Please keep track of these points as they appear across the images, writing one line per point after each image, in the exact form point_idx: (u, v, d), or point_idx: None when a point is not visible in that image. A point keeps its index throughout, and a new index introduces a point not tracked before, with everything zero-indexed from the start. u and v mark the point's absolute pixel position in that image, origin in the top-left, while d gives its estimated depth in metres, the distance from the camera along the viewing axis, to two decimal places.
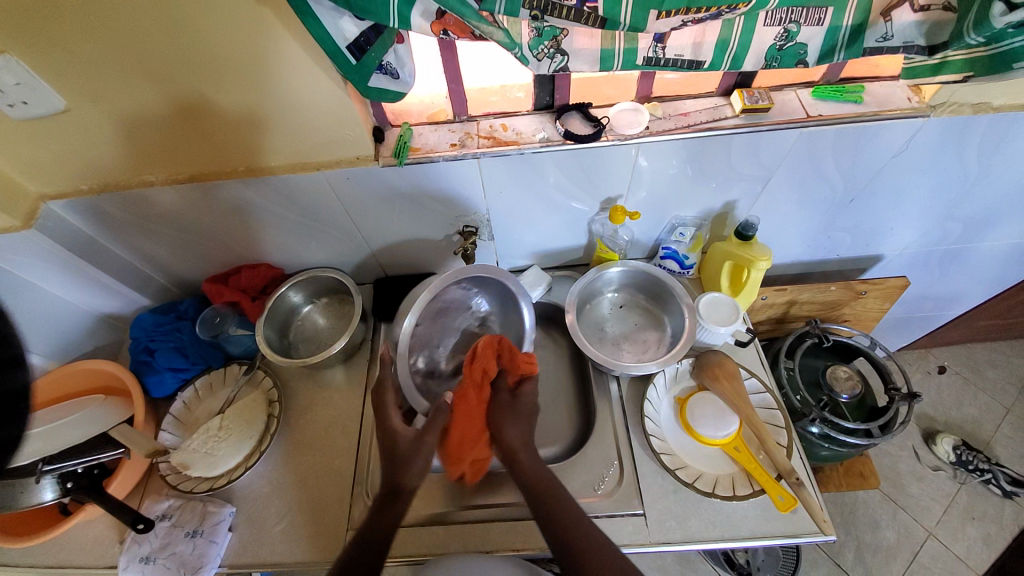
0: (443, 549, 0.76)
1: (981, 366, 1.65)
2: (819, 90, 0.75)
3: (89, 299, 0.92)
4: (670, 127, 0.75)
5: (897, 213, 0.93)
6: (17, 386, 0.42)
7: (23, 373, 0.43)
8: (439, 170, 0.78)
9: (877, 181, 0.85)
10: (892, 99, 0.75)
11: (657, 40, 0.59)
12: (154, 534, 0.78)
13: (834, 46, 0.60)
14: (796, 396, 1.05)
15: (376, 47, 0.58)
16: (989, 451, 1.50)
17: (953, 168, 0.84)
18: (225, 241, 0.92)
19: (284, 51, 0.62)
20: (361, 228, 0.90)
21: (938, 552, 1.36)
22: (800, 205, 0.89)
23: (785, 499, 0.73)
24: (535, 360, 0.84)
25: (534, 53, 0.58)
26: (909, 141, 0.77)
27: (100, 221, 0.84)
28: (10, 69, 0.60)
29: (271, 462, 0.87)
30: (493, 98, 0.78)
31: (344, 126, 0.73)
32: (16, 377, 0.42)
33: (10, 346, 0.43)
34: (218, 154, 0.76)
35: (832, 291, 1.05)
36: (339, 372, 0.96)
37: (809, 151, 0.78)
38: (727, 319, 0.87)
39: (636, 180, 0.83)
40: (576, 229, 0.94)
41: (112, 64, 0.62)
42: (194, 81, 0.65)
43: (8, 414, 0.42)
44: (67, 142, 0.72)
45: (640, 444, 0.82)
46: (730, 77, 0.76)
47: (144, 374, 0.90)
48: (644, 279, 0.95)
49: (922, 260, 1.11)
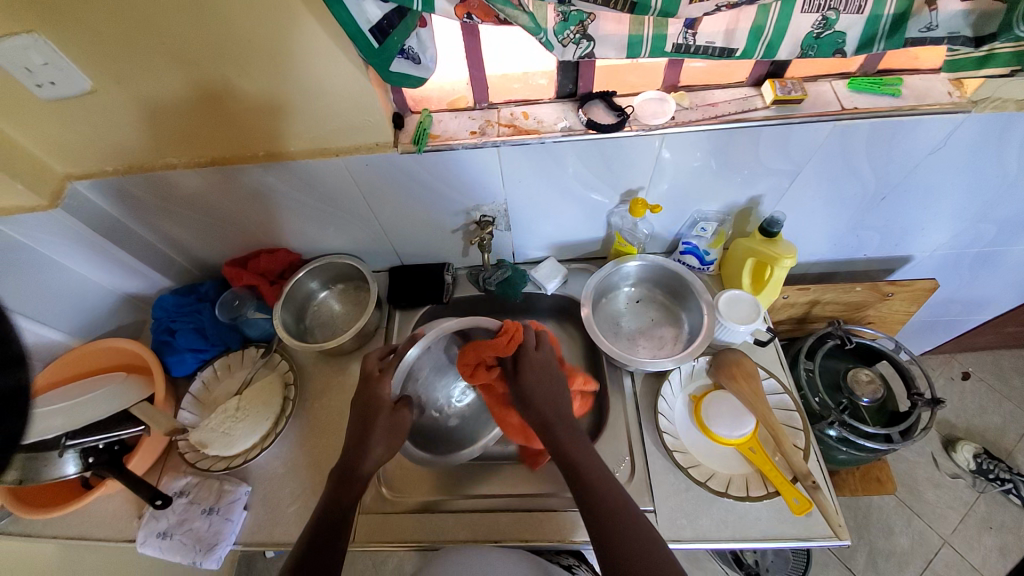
0: (451, 536, 0.77)
1: (1007, 374, 1.59)
2: (855, 82, 0.72)
3: (112, 278, 0.93)
4: (697, 117, 0.73)
5: (930, 213, 0.90)
6: (15, 385, 0.37)
7: (23, 372, 0.38)
8: (458, 158, 0.77)
9: (911, 179, 0.81)
10: (932, 92, 0.71)
11: (688, 26, 0.57)
12: (172, 510, 0.80)
13: (873, 37, 0.57)
14: (815, 397, 1.02)
15: (399, 30, 0.57)
16: (1011, 461, 1.45)
17: (992, 167, 0.80)
18: (244, 224, 0.92)
19: (306, 34, 0.62)
20: (378, 215, 0.90)
21: (953, 561, 1.33)
22: (828, 202, 0.86)
23: (800, 502, 0.71)
24: (514, 327, 0.75)
25: (559, 38, 0.57)
26: (948, 138, 0.74)
27: (123, 201, 0.85)
28: (38, 48, 0.60)
29: (286, 444, 0.88)
30: (516, 85, 0.77)
31: (364, 112, 0.73)
32: (15, 375, 0.38)
33: (10, 346, 0.38)
34: (239, 137, 0.76)
35: (857, 292, 1.02)
36: (353, 358, 0.97)
37: (841, 146, 0.75)
38: (748, 318, 0.84)
39: (658, 172, 0.81)
40: (595, 221, 0.92)
41: (136, 45, 0.62)
42: (216, 64, 0.65)
43: (10, 409, 0.37)
44: (93, 123, 0.72)
45: (653, 441, 0.81)
46: (762, 67, 0.73)
47: (165, 354, 0.92)
48: (662, 274, 0.94)
49: (953, 263, 1.06)
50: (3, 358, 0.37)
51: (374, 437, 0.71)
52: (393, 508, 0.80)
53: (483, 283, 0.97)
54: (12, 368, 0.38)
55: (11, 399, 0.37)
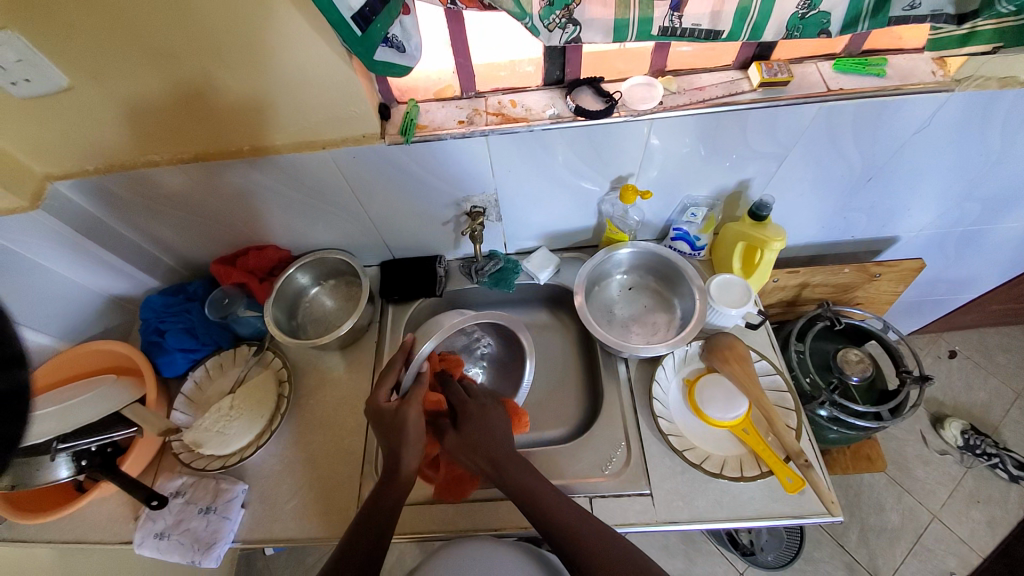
0: (456, 527, 0.77)
1: (992, 351, 1.62)
2: (841, 62, 0.72)
3: (97, 279, 0.91)
4: (685, 102, 0.73)
5: (915, 193, 0.91)
6: (16, 385, 0.36)
7: (24, 372, 0.36)
8: (446, 148, 0.76)
9: (896, 160, 0.82)
10: (916, 72, 0.72)
11: (674, 8, 0.57)
12: (169, 510, 0.79)
13: (858, 16, 0.57)
14: (806, 378, 1.04)
15: (381, 17, 0.55)
16: (997, 436, 1.49)
17: (976, 145, 0.81)
18: (230, 222, 0.91)
19: (289, 25, 0.61)
20: (368, 208, 0.89)
21: (942, 534, 1.37)
22: (815, 184, 0.87)
23: (793, 481, 0.72)
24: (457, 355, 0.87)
25: (545, 23, 0.56)
26: (931, 118, 0.75)
27: (105, 200, 0.83)
28: (11, 44, 0.59)
29: (281, 442, 0.88)
30: (502, 73, 0.76)
31: (350, 104, 0.72)
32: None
33: (10, 346, 0.36)
34: (222, 133, 0.75)
35: (845, 274, 1.03)
36: (347, 354, 0.96)
37: (828, 127, 0.75)
38: (739, 301, 0.85)
39: (647, 158, 0.81)
40: (586, 209, 0.92)
41: (112, 41, 0.60)
42: (198, 58, 0.64)
43: (8, 414, 0.35)
44: (72, 121, 0.71)
45: (649, 426, 0.82)
46: (748, 49, 0.73)
47: (156, 355, 0.91)
48: (654, 261, 0.94)
49: (938, 243, 1.08)
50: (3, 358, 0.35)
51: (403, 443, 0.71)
52: None
53: (475, 274, 0.97)
54: (13, 368, 0.35)
55: (10, 401, 0.35)
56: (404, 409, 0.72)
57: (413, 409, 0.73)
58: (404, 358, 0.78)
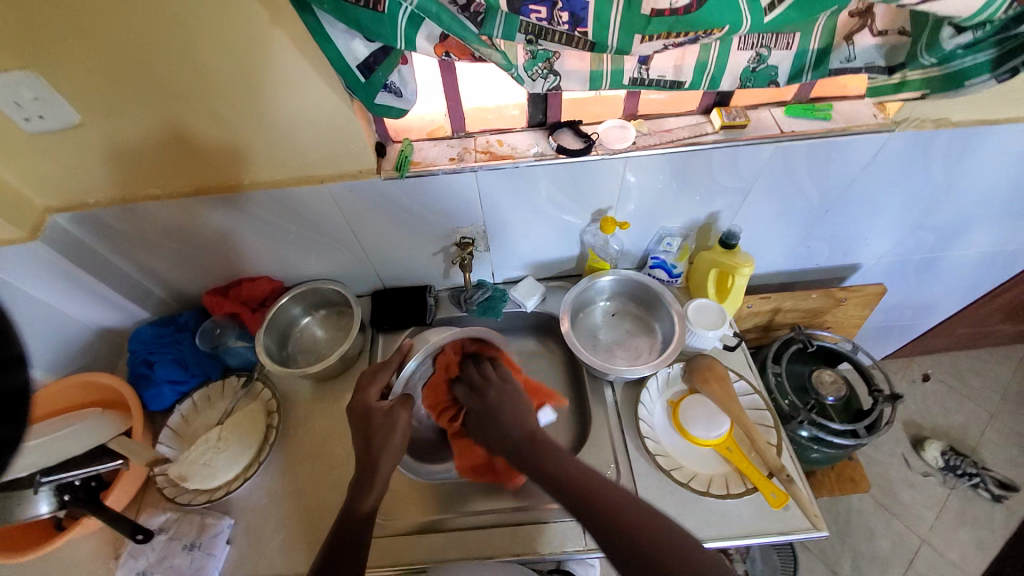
0: (435, 557, 0.77)
1: (963, 375, 1.70)
2: (791, 108, 0.81)
3: (88, 312, 0.92)
4: (655, 142, 0.80)
5: (872, 223, 0.99)
6: None
7: None
8: (439, 183, 0.82)
9: (851, 193, 0.91)
10: (859, 115, 0.81)
11: (641, 62, 0.64)
12: (151, 547, 0.78)
13: (802, 68, 0.66)
14: (785, 400, 1.08)
15: (383, 66, 0.62)
16: (975, 457, 1.53)
17: (921, 179, 0.89)
18: (226, 254, 0.94)
19: (292, 68, 0.66)
20: (361, 239, 0.93)
21: (932, 559, 1.38)
22: (781, 216, 0.94)
23: (777, 496, 0.76)
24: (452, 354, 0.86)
25: (528, 73, 0.63)
26: (877, 155, 0.83)
27: (104, 234, 0.86)
28: (29, 84, 0.63)
29: (269, 473, 0.87)
30: (489, 116, 0.84)
31: (347, 141, 0.77)
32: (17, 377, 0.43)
33: None
34: (225, 168, 0.79)
35: (814, 299, 1.10)
36: (337, 384, 0.97)
37: (785, 165, 0.83)
38: (715, 324, 0.90)
39: (625, 193, 0.87)
40: (569, 239, 0.97)
41: (127, 81, 0.65)
42: (206, 100, 0.69)
43: (8, 415, 0.43)
44: (79, 157, 0.75)
45: (636, 447, 0.84)
46: (708, 97, 0.82)
47: (143, 387, 0.91)
48: (634, 287, 0.99)
49: (898, 269, 1.16)
50: (4, 359, 0.42)
51: (379, 435, 0.73)
52: (381, 530, 0.79)
53: (464, 303, 1.01)
54: None
55: None
56: (395, 410, 0.76)
57: (404, 411, 0.76)
58: (399, 360, 0.82)
